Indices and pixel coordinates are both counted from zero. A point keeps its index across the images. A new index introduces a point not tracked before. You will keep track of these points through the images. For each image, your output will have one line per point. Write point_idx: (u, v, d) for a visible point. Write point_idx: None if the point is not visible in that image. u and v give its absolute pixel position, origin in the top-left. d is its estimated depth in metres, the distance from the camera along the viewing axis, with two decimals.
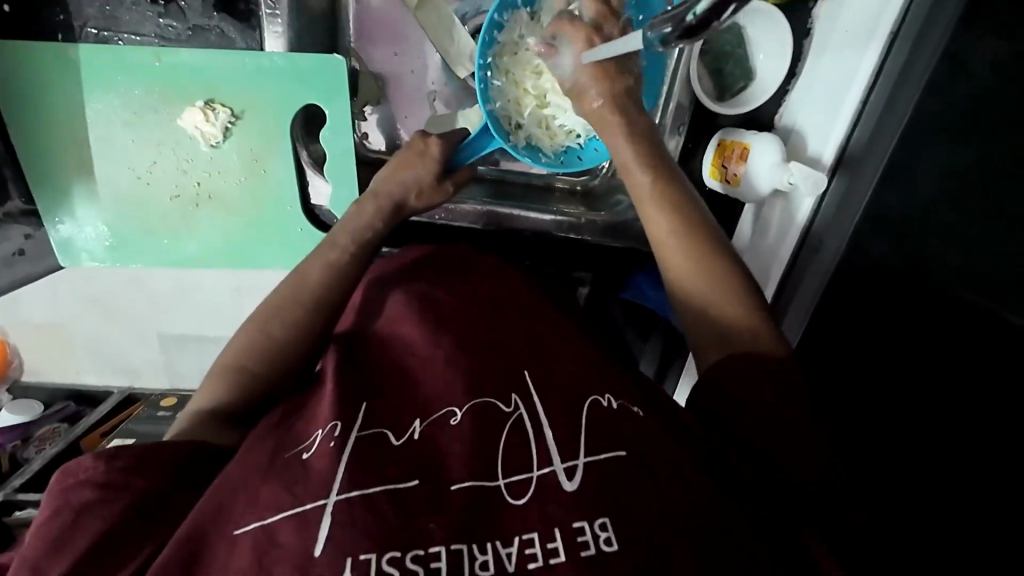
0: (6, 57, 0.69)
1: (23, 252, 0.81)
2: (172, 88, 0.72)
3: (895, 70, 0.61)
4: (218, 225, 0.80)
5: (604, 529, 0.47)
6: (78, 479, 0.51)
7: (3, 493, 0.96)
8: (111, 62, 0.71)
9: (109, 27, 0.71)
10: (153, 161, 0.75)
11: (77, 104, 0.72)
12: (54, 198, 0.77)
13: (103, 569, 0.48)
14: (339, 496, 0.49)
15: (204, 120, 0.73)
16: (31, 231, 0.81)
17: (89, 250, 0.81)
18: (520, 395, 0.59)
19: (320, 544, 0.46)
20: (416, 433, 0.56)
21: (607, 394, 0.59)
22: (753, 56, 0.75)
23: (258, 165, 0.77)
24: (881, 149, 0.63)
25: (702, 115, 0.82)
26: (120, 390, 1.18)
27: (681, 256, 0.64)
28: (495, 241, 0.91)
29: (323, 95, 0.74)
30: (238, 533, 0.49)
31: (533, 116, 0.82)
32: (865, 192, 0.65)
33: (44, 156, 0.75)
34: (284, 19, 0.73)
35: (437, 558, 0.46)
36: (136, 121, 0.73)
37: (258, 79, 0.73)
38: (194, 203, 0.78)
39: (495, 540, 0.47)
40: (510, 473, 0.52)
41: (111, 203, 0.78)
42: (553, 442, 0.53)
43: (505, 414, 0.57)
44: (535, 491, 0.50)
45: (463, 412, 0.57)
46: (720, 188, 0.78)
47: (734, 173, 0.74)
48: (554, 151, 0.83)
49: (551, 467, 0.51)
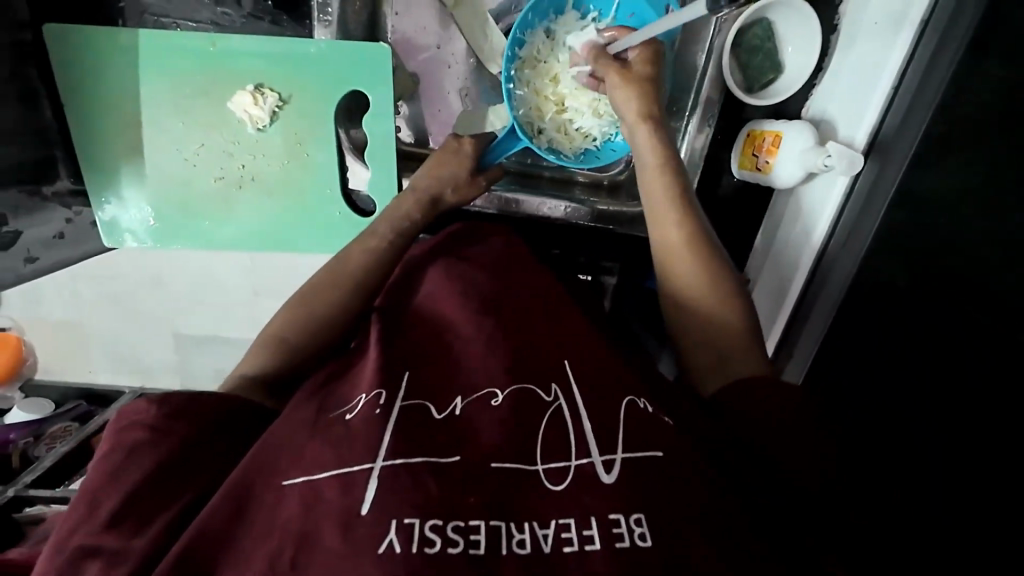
0: (68, 41, 0.73)
1: (62, 235, 0.87)
2: (224, 73, 0.75)
3: (924, 59, 0.64)
4: (259, 207, 0.82)
5: (639, 525, 0.46)
6: (131, 420, 0.54)
7: (13, 489, 0.85)
8: (168, 48, 0.74)
9: (168, 14, 0.74)
10: (201, 143, 0.78)
11: (133, 87, 0.75)
12: (102, 179, 0.80)
13: (152, 504, 0.50)
14: (385, 462, 0.48)
15: (252, 103, 0.76)
16: (71, 215, 0.84)
17: (133, 230, 0.82)
18: (560, 385, 0.57)
19: (367, 504, 0.46)
20: (457, 409, 0.54)
21: (643, 398, 0.57)
22: (782, 49, 0.78)
23: (301, 149, 0.79)
24: (911, 133, 0.66)
25: (732, 107, 0.84)
26: (132, 391, 1.04)
27: (679, 242, 0.69)
28: (524, 228, 0.93)
29: (368, 81, 0.77)
30: (286, 484, 0.49)
31: (552, 120, 0.85)
32: (894, 176, 0.68)
33: (95, 136, 0.77)
34: (335, 8, 0.76)
35: (476, 531, 0.45)
36: (187, 104, 0.76)
37: (307, 65, 0.76)
38: (237, 185, 0.81)
39: (531, 520, 0.47)
40: (548, 460, 0.51)
41: (156, 183, 0.80)
42: (592, 437, 0.52)
43: (545, 403, 0.55)
44: (573, 478, 0.49)
45: (505, 394, 0.55)
46: (751, 177, 0.80)
47: (766, 161, 0.76)
48: (573, 152, 0.85)
49: (590, 458, 0.50)
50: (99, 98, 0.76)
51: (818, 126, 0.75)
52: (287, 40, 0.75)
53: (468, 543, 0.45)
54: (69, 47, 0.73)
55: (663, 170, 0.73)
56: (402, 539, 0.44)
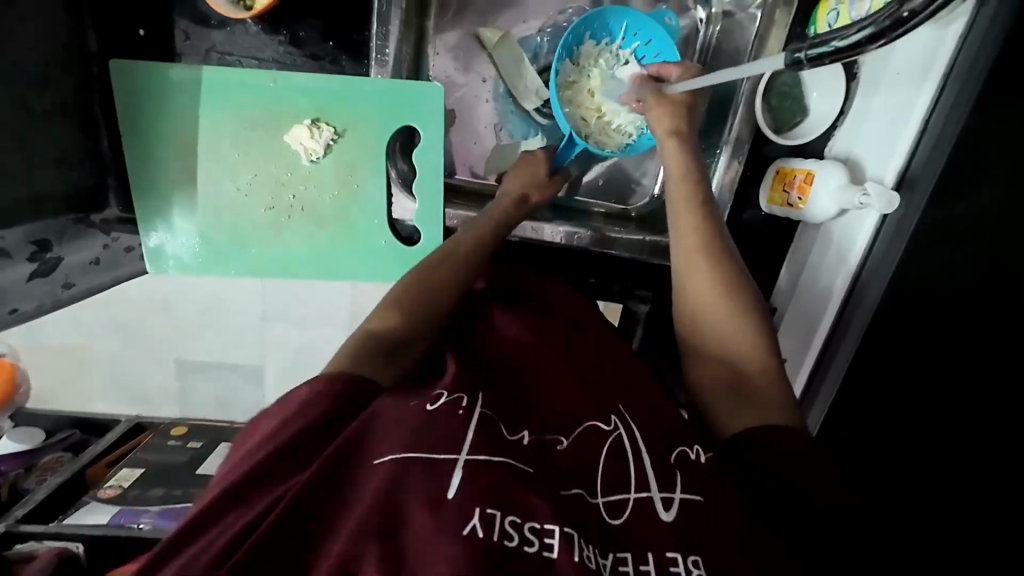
0: (131, 75, 0.75)
1: (98, 261, 0.82)
2: (283, 108, 0.78)
3: (947, 104, 0.66)
4: (307, 236, 0.84)
5: (695, 568, 0.45)
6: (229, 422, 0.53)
7: (4, 524, 0.91)
8: (230, 83, 0.77)
9: (232, 52, 0.77)
10: (255, 174, 0.80)
11: (191, 120, 0.78)
12: (153, 208, 0.81)
13: (227, 505, 0.45)
14: (469, 456, 0.46)
15: (309, 137, 0.78)
16: (108, 241, 0.82)
17: (178, 258, 0.83)
18: (619, 416, 0.55)
19: (453, 488, 0.45)
20: (525, 438, 0.52)
21: (695, 445, 0.53)
22: (808, 95, 0.85)
23: (351, 180, 0.82)
24: (936, 168, 0.67)
25: (757, 146, 0.90)
26: (129, 418, 1.16)
27: (694, 244, 0.68)
28: (562, 258, 0.95)
29: (421, 118, 0.81)
30: (378, 462, 0.46)
31: (594, 119, 0.87)
32: (919, 206, 0.69)
33: (149, 166, 0.79)
34: (392, 50, 0.78)
35: (550, 534, 0.43)
36: (244, 137, 0.78)
37: (363, 102, 0.79)
38: (287, 214, 0.82)
39: (599, 545, 0.45)
40: (608, 491, 0.49)
41: (207, 212, 0.81)
42: (653, 470, 0.50)
43: (605, 433, 0.53)
44: (631, 511, 0.48)
45: (572, 437, 0.53)
46: (782, 211, 0.85)
47: (798, 198, 0.80)
48: (617, 147, 0.87)
49: (648, 493, 0.49)
50: (158, 130, 0.78)
51: (847, 165, 0.80)
52: (347, 77, 0.78)
53: (542, 545, 0.43)
54: (133, 80, 0.75)
55: (685, 184, 0.73)
56: (485, 525, 0.43)
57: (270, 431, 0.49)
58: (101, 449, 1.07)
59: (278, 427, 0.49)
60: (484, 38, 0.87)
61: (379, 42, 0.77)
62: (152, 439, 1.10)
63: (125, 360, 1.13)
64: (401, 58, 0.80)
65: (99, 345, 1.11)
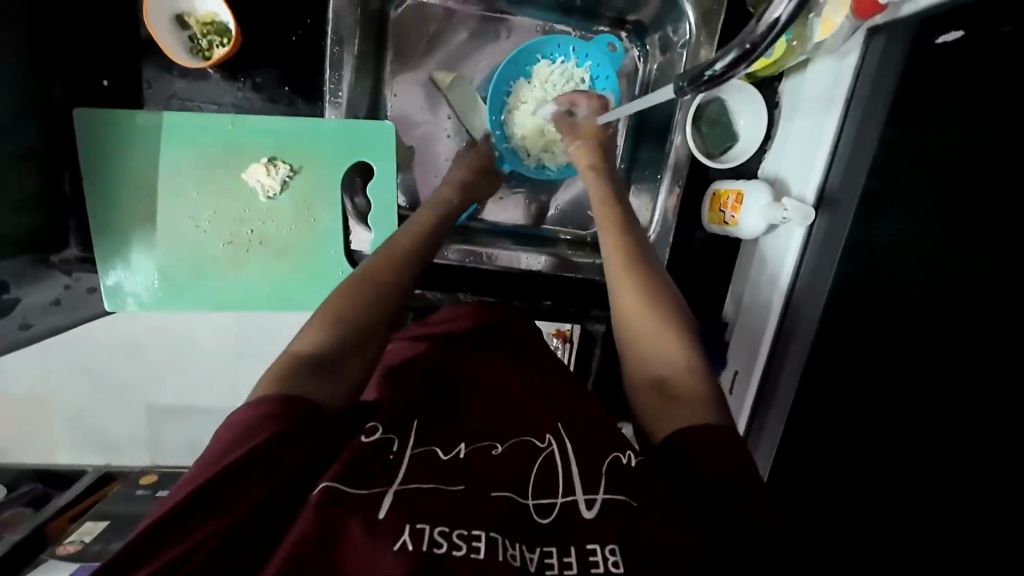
0: (93, 122, 0.79)
1: (58, 302, 0.87)
2: (241, 148, 0.82)
3: (853, 131, 0.70)
4: (266, 268, 0.86)
5: (613, 555, 0.46)
6: None
7: None
8: (189, 127, 0.81)
9: (192, 97, 0.82)
10: (213, 211, 0.83)
11: (151, 162, 0.81)
12: (113, 247, 0.83)
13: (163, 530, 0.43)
14: (402, 485, 0.49)
15: (266, 174, 0.82)
16: (69, 282, 0.86)
17: (136, 294, 0.85)
18: (556, 433, 0.56)
19: (384, 509, 0.46)
20: (461, 453, 0.54)
21: (627, 450, 0.54)
22: (736, 121, 0.91)
23: (308, 213, 0.85)
24: (852, 189, 0.69)
25: (697, 170, 0.96)
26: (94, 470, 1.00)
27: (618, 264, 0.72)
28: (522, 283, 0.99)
29: (375, 154, 0.86)
30: (323, 486, 0.48)
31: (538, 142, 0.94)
32: (844, 223, 0.69)
33: (111, 206, 0.82)
34: (344, 92, 0.83)
35: (477, 539, 0.45)
36: (202, 176, 0.82)
37: (318, 140, 0.84)
38: (245, 247, 0.85)
39: (534, 544, 0.47)
40: (538, 494, 0.51)
41: (166, 249, 0.84)
42: (578, 473, 0.52)
43: (539, 449, 0.55)
44: (557, 513, 0.49)
45: (506, 446, 0.55)
46: (721, 229, 0.89)
47: (732, 216, 0.85)
48: (558, 165, 0.95)
49: (573, 495, 0.50)
50: (120, 172, 0.81)
51: (777, 184, 0.86)
52: (302, 118, 0.84)
53: (469, 548, 0.44)
54: (96, 127, 0.79)
55: (606, 213, 0.78)
56: (414, 539, 0.44)
57: (217, 447, 0.47)
58: (66, 502, 0.90)
59: (227, 441, 0.47)
60: (438, 78, 0.92)
61: (332, 87, 0.83)
62: (118, 490, 0.94)
63: (91, 405, 0.98)
64: (355, 101, 0.85)
65: (54, 389, 0.95)
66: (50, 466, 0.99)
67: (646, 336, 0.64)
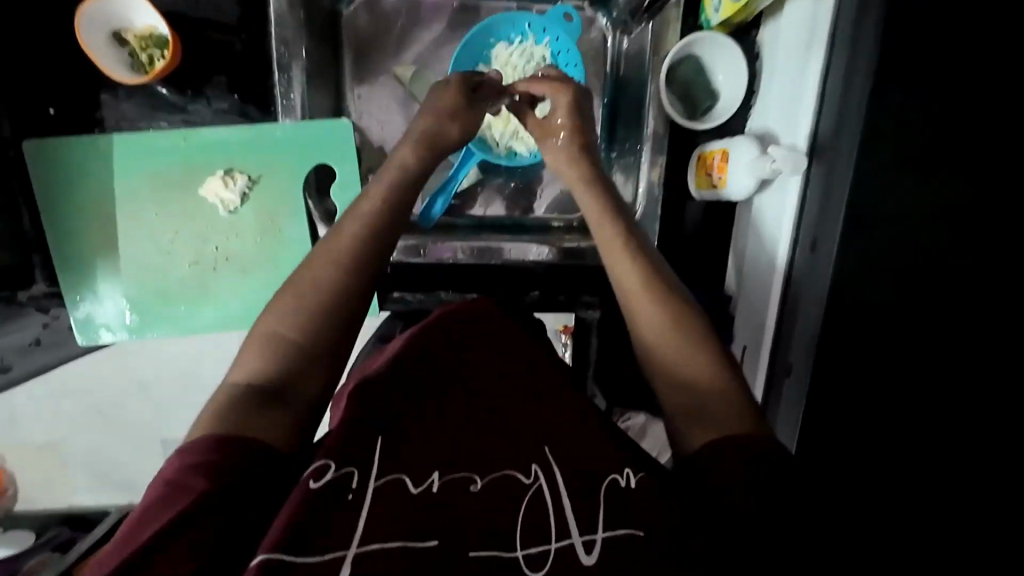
0: (46, 152, 0.78)
1: (38, 341, 0.85)
2: (196, 163, 0.79)
3: (841, 63, 0.60)
4: (234, 286, 0.82)
5: (588, 547, 0.46)
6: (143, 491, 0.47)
7: None
8: (142, 147, 0.79)
9: (143, 117, 0.80)
10: (174, 232, 0.80)
11: (108, 187, 0.79)
12: (78, 279, 0.81)
13: None
14: (360, 547, 0.44)
15: (223, 187, 0.79)
16: (47, 320, 0.84)
17: (108, 325, 0.82)
18: (542, 463, 0.51)
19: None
20: (435, 485, 0.48)
21: (626, 469, 0.50)
22: (714, 78, 0.85)
23: (273, 225, 0.82)
24: (849, 126, 0.58)
25: (681, 135, 0.90)
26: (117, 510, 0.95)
27: (629, 275, 0.62)
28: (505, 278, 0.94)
29: (334, 155, 0.82)
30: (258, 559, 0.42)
31: (505, 128, 0.90)
32: (847, 168, 0.58)
33: (73, 238, 0.80)
34: (297, 95, 0.79)
35: None
36: (160, 196, 0.79)
37: (274, 147, 0.81)
38: (211, 267, 0.82)
39: None
40: (527, 544, 0.46)
41: (131, 276, 0.81)
42: (572, 514, 0.47)
43: (524, 485, 0.49)
44: (550, 566, 0.45)
45: (485, 481, 0.49)
46: (711, 194, 0.83)
47: (719, 178, 0.79)
48: (529, 150, 0.92)
49: (568, 539, 0.46)
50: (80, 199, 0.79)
51: (765, 137, 0.79)
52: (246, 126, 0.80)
53: None
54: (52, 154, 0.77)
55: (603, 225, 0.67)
56: None
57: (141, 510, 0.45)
58: (85, 548, 0.85)
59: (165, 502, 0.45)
60: (399, 75, 0.85)
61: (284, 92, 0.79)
62: None
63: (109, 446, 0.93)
64: (308, 103, 0.81)
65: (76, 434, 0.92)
66: (71, 509, 0.95)
67: (662, 357, 0.58)
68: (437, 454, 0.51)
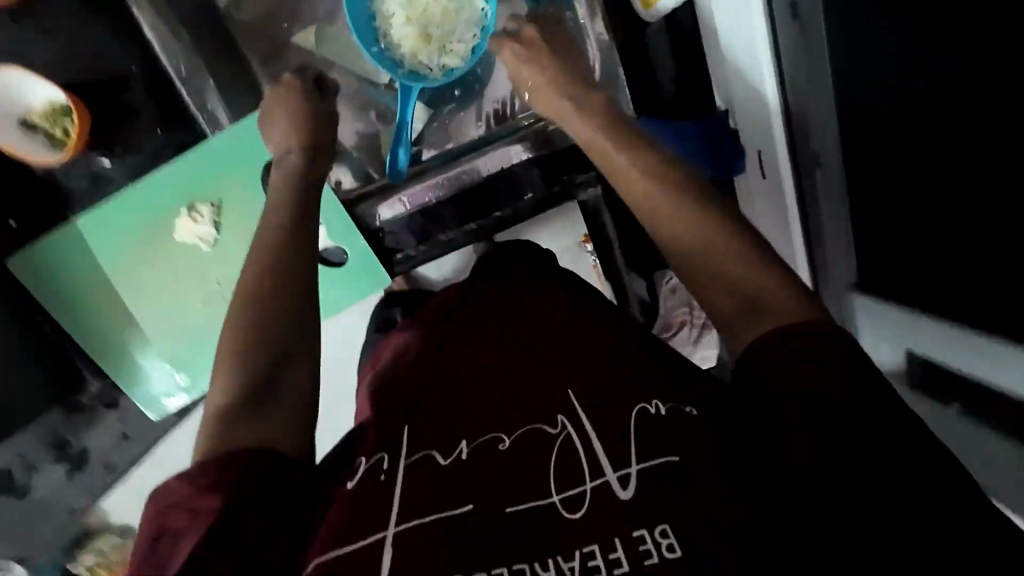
0: (26, 260, 0.78)
1: (127, 435, 0.89)
2: (158, 211, 0.79)
3: None
4: None
5: (665, 536, 0.43)
6: (170, 502, 0.44)
7: None
8: (104, 215, 0.78)
9: (97, 188, 0.80)
10: (172, 281, 0.81)
11: (94, 268, 0.80)
12: (116, 360, 0.84)
13: None
14: (398, 527, 0.45)
15: (194, 223, 0.79)
16: (120, 414, 0.88)
17: (166, 390, 0.86)
18: (566, 412, 0.51)
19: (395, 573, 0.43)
20: (464, 451, 0.50)
21: (653, 399, 0.51)
22: None
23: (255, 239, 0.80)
24: None
25: None
26: None
27: (634, 171, 0.60)
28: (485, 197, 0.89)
29: None
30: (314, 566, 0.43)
31: (430, 47, 0.79)
32: None
33: (88, 328, 0.82)
34: (219, 110, 0.78)
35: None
36: (143, 254, 0.80)
37: (219, 162, 0.78)
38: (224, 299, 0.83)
39: (552, 555, 0.43)
40: (562, 488, 0.47)
41: (159, 336, 0.83)
42: (600, 447, 0.48)
43: (552, 436, 0.50)
44: (587, 502, 0.45)
45: (512, 437, 0.50)
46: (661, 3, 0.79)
47: None
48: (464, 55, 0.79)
49: (603, 476, 0.46)
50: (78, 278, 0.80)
51: None
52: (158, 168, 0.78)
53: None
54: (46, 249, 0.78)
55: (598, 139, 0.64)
56: None
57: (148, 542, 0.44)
58: None
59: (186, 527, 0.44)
60: (301, 39, 0.81)
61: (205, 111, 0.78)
62: None
63: None
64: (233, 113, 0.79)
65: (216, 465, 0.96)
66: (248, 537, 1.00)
67: (695, 245, 0.55)
68: (475, 425, 0.52)
